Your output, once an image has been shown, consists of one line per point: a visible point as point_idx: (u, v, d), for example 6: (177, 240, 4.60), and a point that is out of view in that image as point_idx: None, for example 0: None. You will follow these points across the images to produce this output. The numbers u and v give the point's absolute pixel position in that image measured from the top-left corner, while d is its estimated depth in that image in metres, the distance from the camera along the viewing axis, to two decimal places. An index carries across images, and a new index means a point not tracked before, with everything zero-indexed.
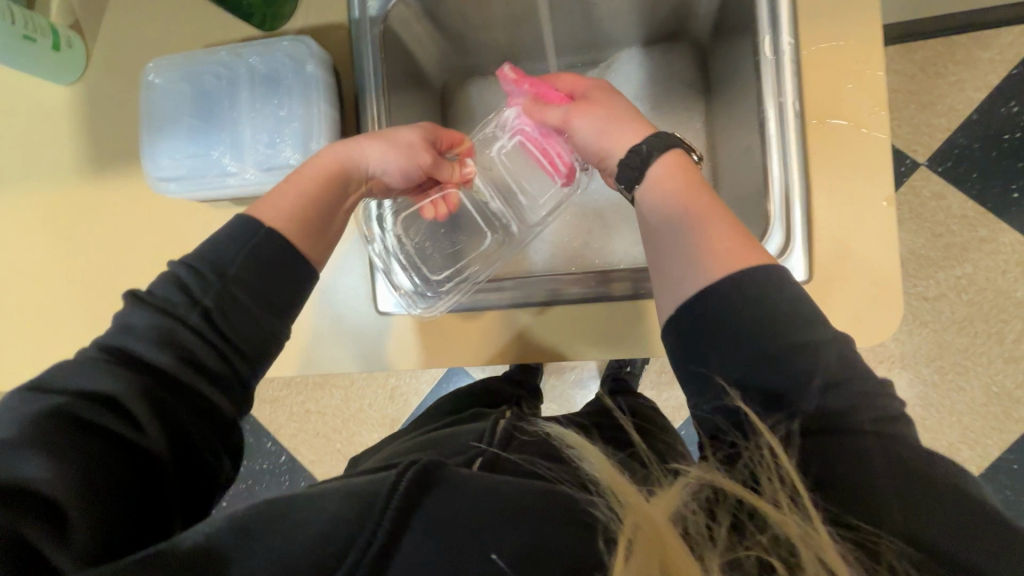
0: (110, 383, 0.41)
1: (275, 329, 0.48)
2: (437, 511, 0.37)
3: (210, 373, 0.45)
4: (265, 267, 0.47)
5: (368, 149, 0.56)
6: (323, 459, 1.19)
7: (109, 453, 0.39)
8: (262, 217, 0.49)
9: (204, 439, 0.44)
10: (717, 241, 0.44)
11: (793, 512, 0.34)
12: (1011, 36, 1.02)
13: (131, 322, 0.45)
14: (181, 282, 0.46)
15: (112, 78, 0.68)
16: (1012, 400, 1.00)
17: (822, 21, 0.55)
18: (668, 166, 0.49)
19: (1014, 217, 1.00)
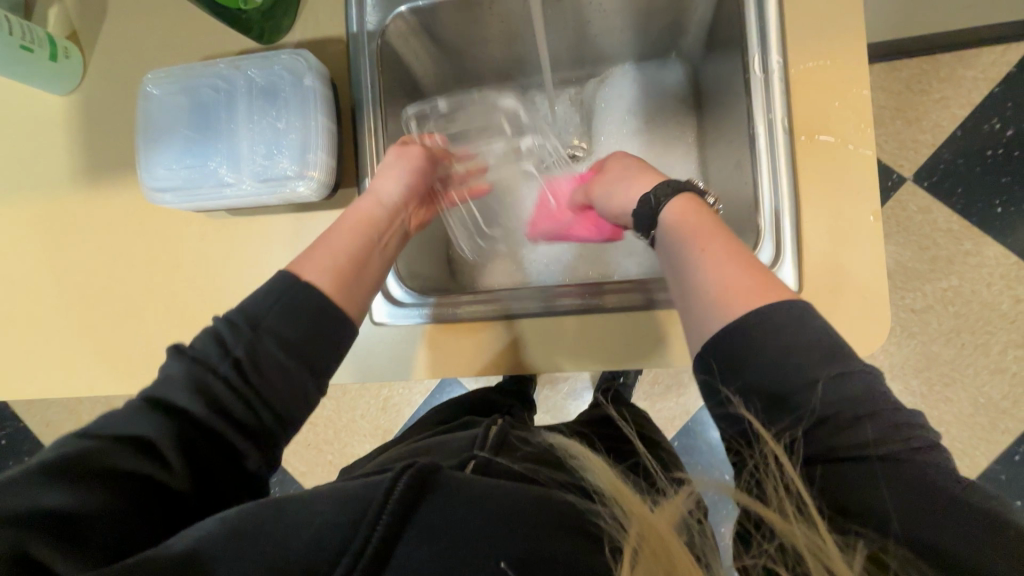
0: (148, 427, 0.41)
1: (308, 387, 0.47)
2: (434, 518, 0.37)
3: (240, 423, 0.44)
4: (301, 313, 0.48)
5: (378, 185, 0.60)
6: (314, 470, 1.18)
7: (139, 495, 0.39)
8: (305, 275, 0.50)
9: (230, 487, 0.44)
10: (733, 277, 0.43)
11: (797, 519, 0.35)
12: (993, 55, 1.05)
13: (168, 374, 0.45)
14: (218, 335, 0.46)
15: (109, 88, 0.68)
16: (999, 412, 1.01)
17: (810, 41, 0.56)
18: (676, 213, 0.49)
19: (997, 231, 1.03)
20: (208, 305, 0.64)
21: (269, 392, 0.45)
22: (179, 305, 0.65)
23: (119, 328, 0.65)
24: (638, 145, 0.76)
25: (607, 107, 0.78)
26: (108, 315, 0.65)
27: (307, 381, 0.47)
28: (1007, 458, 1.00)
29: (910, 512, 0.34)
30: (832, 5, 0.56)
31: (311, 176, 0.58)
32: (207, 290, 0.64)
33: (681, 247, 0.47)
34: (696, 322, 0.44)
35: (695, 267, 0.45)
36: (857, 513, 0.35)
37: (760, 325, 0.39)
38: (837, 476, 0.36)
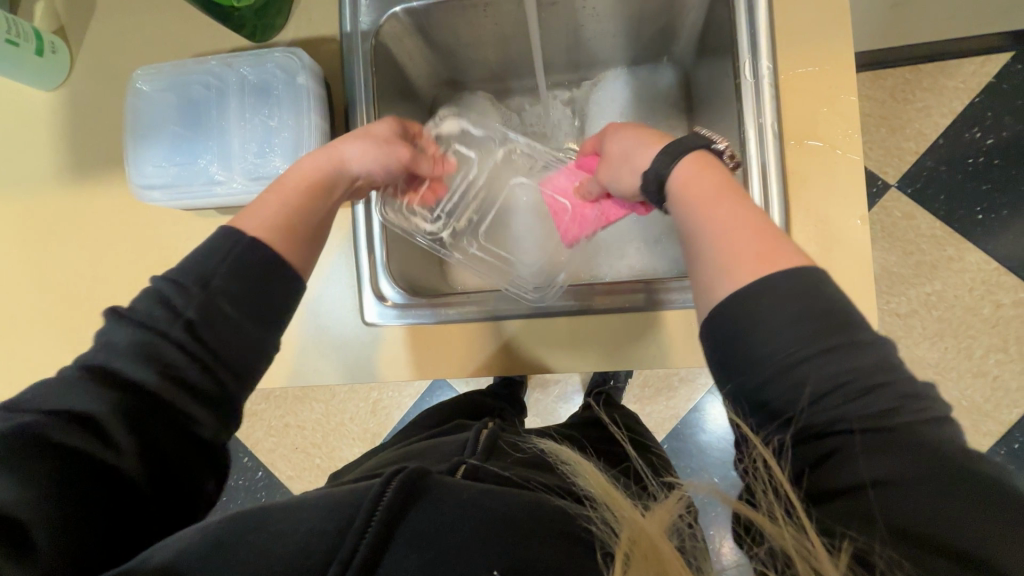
0: (88, 402, 0.40)
1: (264, 347, 0.46)
2: (422, 524, 0.36)
3: (194, 389, 0.42)
4: (254, 276, 0.45)
5: (350, 151, 0.55)
6: (302, 474, 1.16)
7: (80, 472, 0.38)
8: (246, 228, 0.47)
9: (187, 462, 0.42)
10: (742, 245, 0.41)
11: (787, 525, 0.35)
12: (974, 65, 1.07)
13: (112, 341, 0.42)
14: (164, 298, 0.44)
15: (96, 84, 0.67)
16: (982, 414, 1.03)
17: (799, 47, 0.57)
18: (682, 174, 0.46)
19: (978, 237, 1.05)
20: None
21: (226, 353, 0.44)
22: None
23: (103, 327, 0.64)
24: None
25: (599, 111, 0.78)
26: (92, 315, 0.64)
27: (261, 340, 0.46)
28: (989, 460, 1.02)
29: (893, 504, 0.33)
30: (820, 13, 0.57)
31: None
32: None
33: (683, 209, 0.45)
34: (705, 290, 0.42)
35: (705, 234, 0.43)
36: (842, 509, 0.34)
37: (767, 294, 0.38)
38: (826, 469, 0.35)
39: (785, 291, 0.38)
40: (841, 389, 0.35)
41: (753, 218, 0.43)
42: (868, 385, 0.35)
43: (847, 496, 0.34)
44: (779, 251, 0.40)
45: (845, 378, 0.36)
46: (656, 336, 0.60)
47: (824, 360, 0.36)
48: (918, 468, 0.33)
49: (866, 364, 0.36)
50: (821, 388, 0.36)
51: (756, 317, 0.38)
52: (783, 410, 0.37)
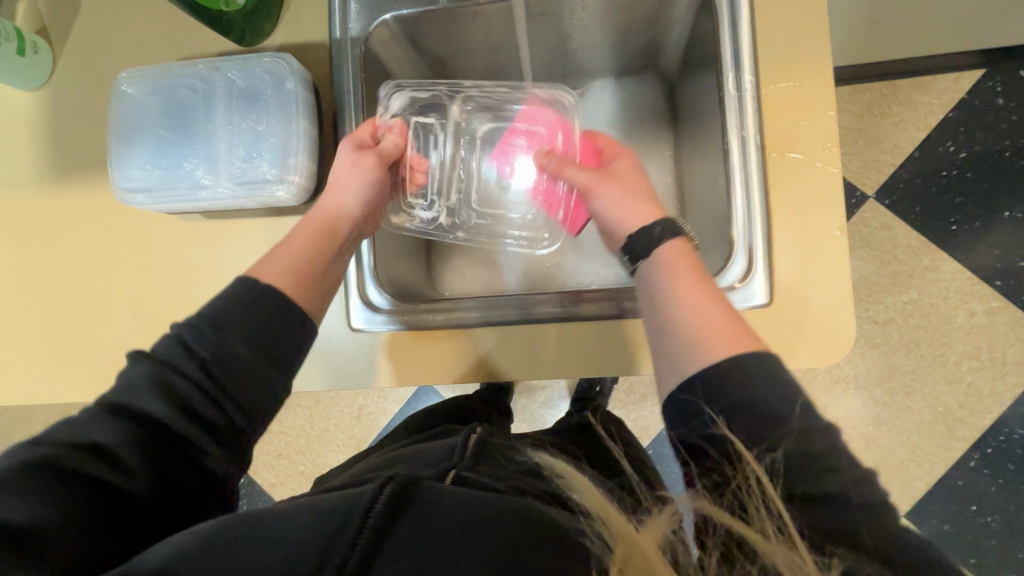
0: (106, 434, 0.41)
1: (275, 386, 0.47)
2: (413, 530, 0.36)
3: (207, 425, 0.44)
4: (267, 312, 0.47)
5: (336, 192, 0.57)
6: (285, 481, 1.15)
7: (94, 502, 0.39)
8: (266, 280, 0.50)
9: (196, 494, 0.44)
10: (715, 325, 0.45)
11: (777, 540, 0.37)
12: (947, 81, 1.11)
13: (133, 379, 0.44)
14: (183, 338, 0.46)
15: (79, 85, 0.66)
16: (956, 420, 1.06)
17: (780, 62, 0.58)
18: (664, 255, 0.51)
19: (952, 248, 1.08)
20: (180, 310, 0.63)
21: (237, 391, 0.45)
22: (148, 309, 0.63)
23: (84, 332, 0.63)
24: None
25: (587, 119, 0.79)
26: (73, 320, 0.63)
27: (274, 379, 0.47)
28: (963, 465, 1.05)
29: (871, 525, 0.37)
30: (802, 29, 0.58)
31: (291, 181, 0.58)
32: (178, 293, 0.63)
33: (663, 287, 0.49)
34: (672, 364, 0.46)
35: (679, 309, 0.48)
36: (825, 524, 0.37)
37: (738, 371, 0.42)
38: (809, 492, 0.38)
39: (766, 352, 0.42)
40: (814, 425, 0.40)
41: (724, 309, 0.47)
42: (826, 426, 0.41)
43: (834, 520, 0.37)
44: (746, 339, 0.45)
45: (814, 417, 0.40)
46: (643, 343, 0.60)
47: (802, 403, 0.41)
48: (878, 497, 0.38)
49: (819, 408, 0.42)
50: (807, 425, 0.40)
51: (734, 373, 0.42)
52: (776, 430, 0.40)
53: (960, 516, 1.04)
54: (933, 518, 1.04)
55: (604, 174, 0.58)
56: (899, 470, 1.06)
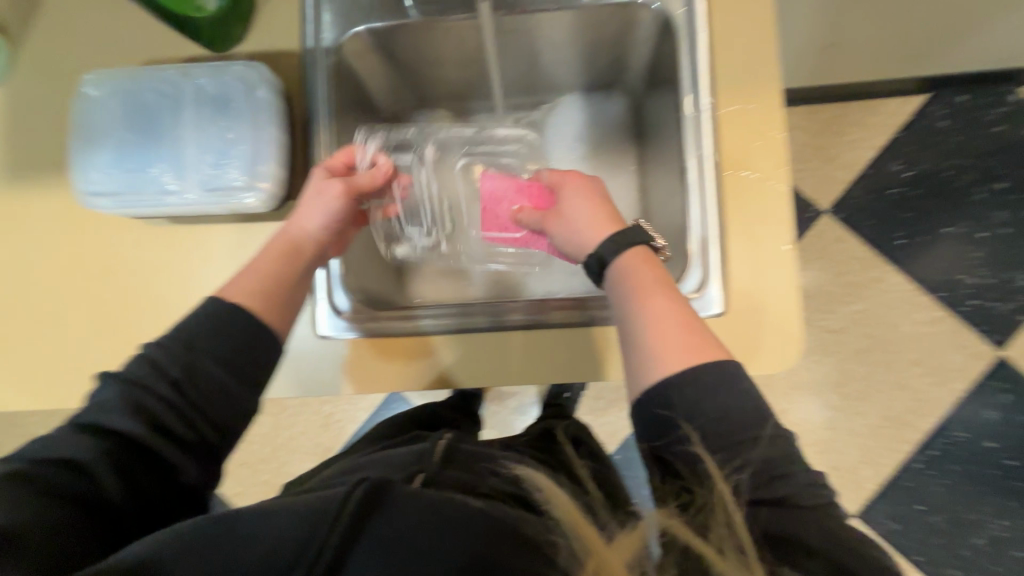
0: (78, 450, 0.43)
1: (247, 401, 0.49)
2: (387, 530, 0.37)
3: (178, 440, 0.45)
4: (238, 332, 0.49)
5: (304, 214, 0.57)
6: (249, 490, 1.13)
7: (70, 513, 0.40)
8: (229, 298, 0.51)
9: (171, 502, 0.46)
10: (674, 341, 0.47)
11: (732, 557, 0.39)
12: (895, 104, 1.18)
13: (102, 398, 0.46)
14: (149, 357, 0.47)
15: (40, 85, 0.65)
16: (903, 423, 1.12)
17: (735, 86, 0.62)
18: (625, 268, 0.52)
19: (899, 260, 1.15)
20: (143, 316, 0.61)
21: (208, 408, 0.47)
22: (109, 315, 0.62)
23: (41, 339, 0.61)
24: (584, 169, 0.80)
25: (556, 132, 0.82)
26: (31, 325, 0.62)
27: (246, 393, 0.49)
28: (910, 465, 1.11)
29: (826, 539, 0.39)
30: (756, 55, 0.62)
31: (260, 188, 0.58)
32: (141, 299, 0.62)
33: (626, 300, 0.51)
34: (635, 371, 0.49)
35: (640, 326, 0.49)
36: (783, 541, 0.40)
37: (693, 386, 0.45)
38: (771, 511, 0.41)
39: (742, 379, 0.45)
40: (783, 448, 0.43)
41: (682, 320, 0.49)
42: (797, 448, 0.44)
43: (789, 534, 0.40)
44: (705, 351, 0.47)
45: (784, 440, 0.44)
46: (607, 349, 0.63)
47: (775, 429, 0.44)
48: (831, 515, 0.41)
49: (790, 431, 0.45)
50: (774, 455, 0.43)
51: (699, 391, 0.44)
52: (747, 454, 0.43)
53: (906, 514, 1.10)
54: (882, 517, 1.10)
55: (554, 213, 0.60)
56: (850, 472, 1.11)
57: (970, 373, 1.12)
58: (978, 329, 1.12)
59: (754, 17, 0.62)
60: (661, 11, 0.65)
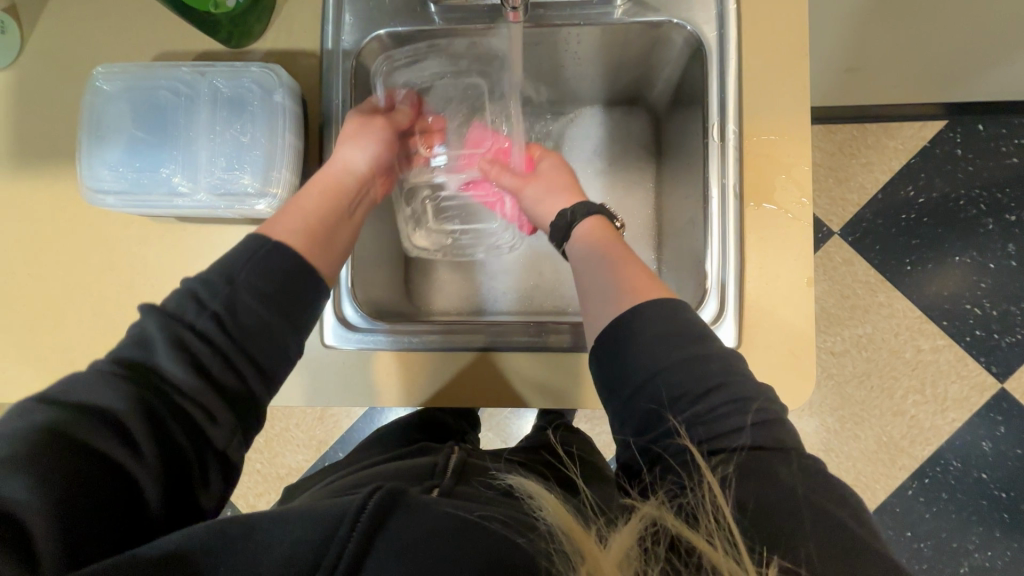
0: (110, 397, 0.41)
1: (287, 340, 0.49)
2: (403, 535, 0.37)
3: (218, 383, 0.45)
4: (275, 272, 0.49)
5: (343, 153, 0.60)
6: (241, 479, 1.13)
7: (100, 473, 0.38)
8: (273, 235, 0.52)
9: (199, 460, 0.43)
10: (630, 280, 0.52)
11: (723, 548, 0.36)
12: (913, 128, 1.17)
13: (146, 335, 0.45)
14: (193, 293, 0.47)
15: (49, 69, 0.63)
16: (899, 450, 1.12)
17: (762, 114, 0.60)
18: (589, 227, 0.58)
19: (905, 286, 1.14)
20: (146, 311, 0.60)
21: (251, 348, 0.47)
22: (111, 308, 0.61)
23: (40, 328, 0.60)
24: (601, 186, 0.79)
25: (574, 148, 0.80)
26: (28, 314, 0.61)
27: (283, 334, 0.49)
28: (903, 492, 1.11)
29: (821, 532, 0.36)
30: (788, 83, 0.60)
31: (272, 195, 0.57)
32: (144, 294, 0.61)
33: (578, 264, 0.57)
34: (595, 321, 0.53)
35: (603, 269, 0.54)
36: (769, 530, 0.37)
37: (644, 330, 0.47)
38: (756, 495, 0.38)
39: (709, 350, 0.46)
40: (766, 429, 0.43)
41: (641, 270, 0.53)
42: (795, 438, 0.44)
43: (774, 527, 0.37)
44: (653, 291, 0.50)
45: (766, 425, 0.43)
46: None
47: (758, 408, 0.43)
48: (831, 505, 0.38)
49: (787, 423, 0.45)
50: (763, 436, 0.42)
51: (650, 348, 0.46)
52: (730, 442, 0.42)
53: (895, 539, 1.10)
54: None
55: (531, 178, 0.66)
56: None
57: (968, 404, 1.11)
58: (980, 360, 1.12)
59: (786, 47, 0.61)
60: (692, 34, 0.63)
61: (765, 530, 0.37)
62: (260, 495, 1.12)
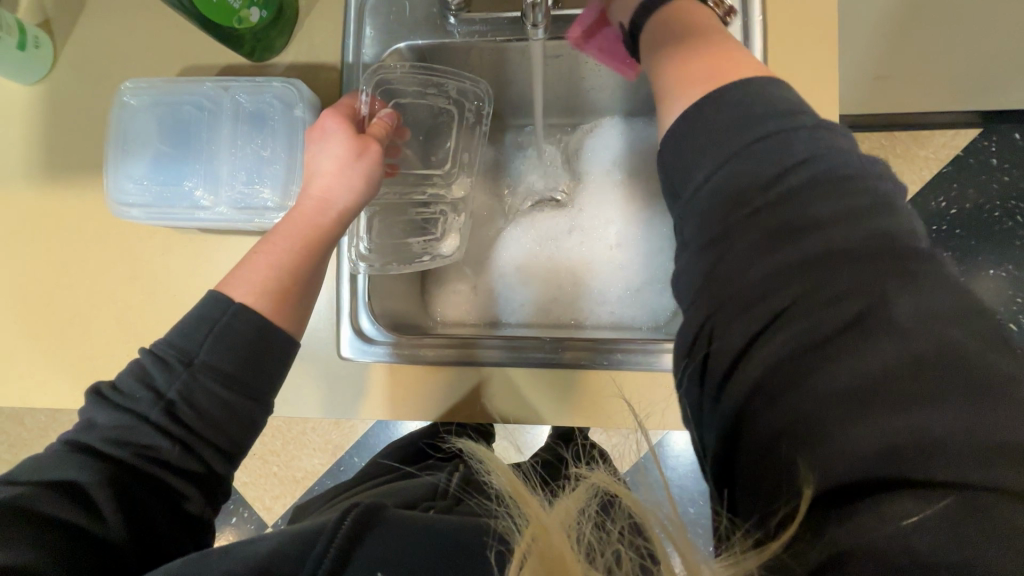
0: (75, 471, 0.42)
1: (254, 416, 0.49)
2: (378, 552, 0.38)
3: (179, 469, 0.46)
4: (239, 348, 0.48)
5: (326, 186, 0.54)
6: (257, 481, 1.14)
7: (71, 547, 0.39)
8: (234, 293, 0.51)
9: (172, 530, 0.45)
10: (701, 60, 0.47)
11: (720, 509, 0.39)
12: (945, 137, 1.13)
13: (96, 419, 0.46)
14: (146, 374, 0.47)
15: (80, 82, 0.65)
16: None
17: None
18: (652, 27, 0.51)
19: None
20: (167, 319, 0.61)
21: (210, 433, 0.47)
22: (131, 318, 0.62)
23: (65, 335, 0.62)
24: (619, 198, 0.78)
25: (593, 157, 0.80)
26: (54, 322, 0.62)
27: (249, 410, 0.49)
28: None
29: (835, 418, 0.32)
30: (816, 98, 0.59)
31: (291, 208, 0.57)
32: (165, 305, 0.62)
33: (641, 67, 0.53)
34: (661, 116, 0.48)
35: (671, 55, 0.49)
36: (764, 439, 0.34)
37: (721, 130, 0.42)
38: (769, 395, 0.35)
39: (770, 217, 0.38)
40: (799, 284, 0.36)
41: (715, 50, 0.47)
42: (883, 244, 0.36)
43: (787, 431, 0.33)
44: (726, 70, 0.45)
45: (794, 283, 0.36)
46: (622, 398, 0.61)
47: (785, 264, 0.37)
48: (872, 373, 0.32)
49: (873, 232, 0.36)
50: (791, 305, 0.36)
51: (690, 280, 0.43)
52: (735, 329, 0.37)
53: None
54: None
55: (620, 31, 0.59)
56: None
57: None
58: None
59: (815, 61, 0.59)
60: None
61: (760, 438, 0.34)
62: (276, 498, 1.13)
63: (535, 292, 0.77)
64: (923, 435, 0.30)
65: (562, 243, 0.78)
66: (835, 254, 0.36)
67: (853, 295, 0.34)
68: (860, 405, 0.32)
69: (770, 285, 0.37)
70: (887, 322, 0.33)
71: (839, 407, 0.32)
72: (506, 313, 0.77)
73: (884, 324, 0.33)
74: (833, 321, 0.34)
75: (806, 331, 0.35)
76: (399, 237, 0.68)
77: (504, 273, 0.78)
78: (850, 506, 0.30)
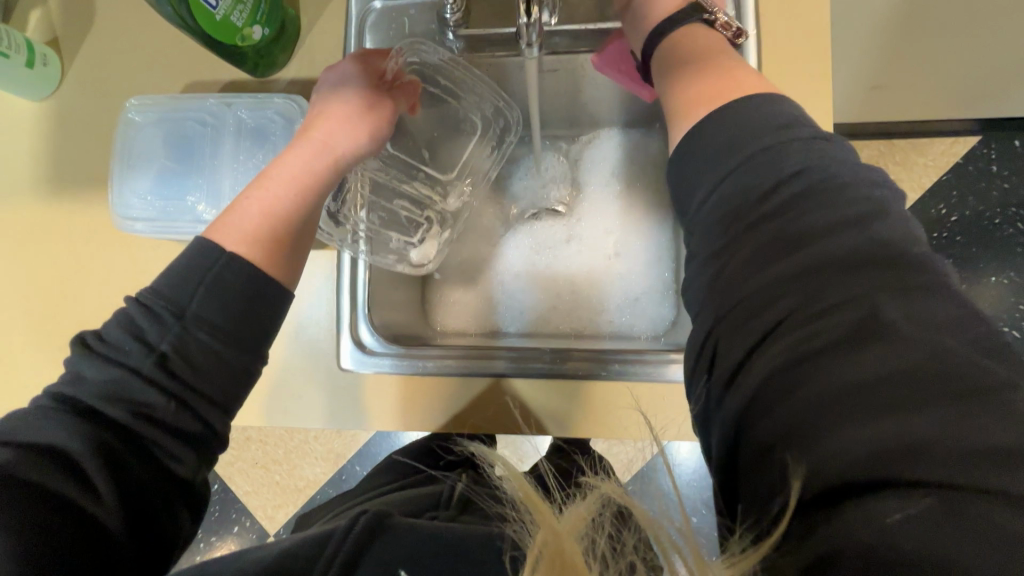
0: (60, 432, 0.40)
1: (247, 368, 0.48)
2: (383, 556, 0.39)
3: (172, 427, 0.44)
4: (233, 301, 0.47)
5: (330, 134, 0.55)
6: (259, 490, 1.14)
7: (60, 514, 0.37)
8: (223, 241, 0.49)
9: (164, 492, 0.43)
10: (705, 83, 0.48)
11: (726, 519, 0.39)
12: (944, 145, 1.13)
13: (84, 373, 0.43)
14: (135, 326, 0.45)
15: (88, 98, 0.66)
16: None
17: None
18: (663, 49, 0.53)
19: None
20: None
21: (203, 386, 0.45)
22: None
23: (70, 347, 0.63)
24: (618, 209, 0.79)
25: (592, 168, 0.81)
26: (59, 334, 0.63)
27: (244, 363, 0.47)
28: None
29: (826, 417, 0.33)
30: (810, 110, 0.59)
31: None
32: None
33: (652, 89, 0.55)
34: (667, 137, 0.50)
35: (676, 79, 0.51)
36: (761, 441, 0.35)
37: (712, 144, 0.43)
38: (767, 399, 0.35)
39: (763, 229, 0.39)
40: (796, 293, 0.36)
41: (721, 70, 0.48)
42: (876, 252, 0.36)
43: (787, 435, 0.34)
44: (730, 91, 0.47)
45: (798, 289, 0.37)
46: (622, 408, 0.61)
47: (779, 273, 0.37)
48: (865, 377, 0.33)
49: (868, 240, 0.37)
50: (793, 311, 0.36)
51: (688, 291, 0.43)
52: (741, 337, 0.38)
53: None
54: None
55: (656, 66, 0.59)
56: None
57: None
58: None
59: (810, 72, 0.60)
60: None
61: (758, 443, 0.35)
62: (279, 508, 1.13)
63: (535, 301, 0.77)
64: (912, 435, 0.30)
65: (562, 252, 0.79)
66: (829, 264, 0.37)
67: (866, 305, 0.35)
68: (852, 408, 0.32)
69: (768, 292, 0.37)
70: (881, 329, 0.34)
71: (833, 408, 0.33)
72: (504, 323, 0.77)
73: (884, 332, 0.33)
74: (833, 330, 0.35)
75: (806, 338, 0.35)
76: (392, 239, 0.68)
77: (505, 281, 0.79)
78: (837, 506, 0.31)
